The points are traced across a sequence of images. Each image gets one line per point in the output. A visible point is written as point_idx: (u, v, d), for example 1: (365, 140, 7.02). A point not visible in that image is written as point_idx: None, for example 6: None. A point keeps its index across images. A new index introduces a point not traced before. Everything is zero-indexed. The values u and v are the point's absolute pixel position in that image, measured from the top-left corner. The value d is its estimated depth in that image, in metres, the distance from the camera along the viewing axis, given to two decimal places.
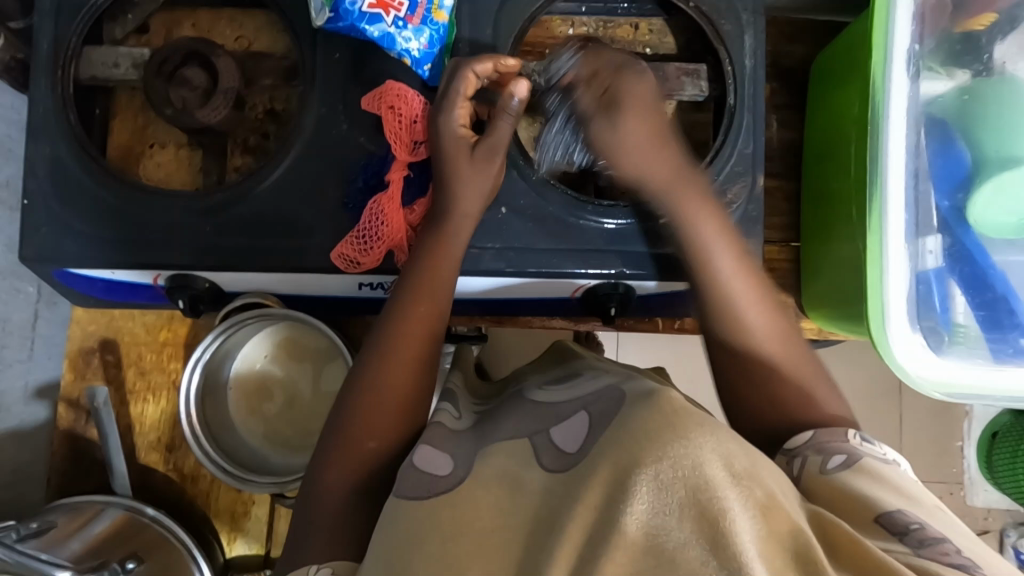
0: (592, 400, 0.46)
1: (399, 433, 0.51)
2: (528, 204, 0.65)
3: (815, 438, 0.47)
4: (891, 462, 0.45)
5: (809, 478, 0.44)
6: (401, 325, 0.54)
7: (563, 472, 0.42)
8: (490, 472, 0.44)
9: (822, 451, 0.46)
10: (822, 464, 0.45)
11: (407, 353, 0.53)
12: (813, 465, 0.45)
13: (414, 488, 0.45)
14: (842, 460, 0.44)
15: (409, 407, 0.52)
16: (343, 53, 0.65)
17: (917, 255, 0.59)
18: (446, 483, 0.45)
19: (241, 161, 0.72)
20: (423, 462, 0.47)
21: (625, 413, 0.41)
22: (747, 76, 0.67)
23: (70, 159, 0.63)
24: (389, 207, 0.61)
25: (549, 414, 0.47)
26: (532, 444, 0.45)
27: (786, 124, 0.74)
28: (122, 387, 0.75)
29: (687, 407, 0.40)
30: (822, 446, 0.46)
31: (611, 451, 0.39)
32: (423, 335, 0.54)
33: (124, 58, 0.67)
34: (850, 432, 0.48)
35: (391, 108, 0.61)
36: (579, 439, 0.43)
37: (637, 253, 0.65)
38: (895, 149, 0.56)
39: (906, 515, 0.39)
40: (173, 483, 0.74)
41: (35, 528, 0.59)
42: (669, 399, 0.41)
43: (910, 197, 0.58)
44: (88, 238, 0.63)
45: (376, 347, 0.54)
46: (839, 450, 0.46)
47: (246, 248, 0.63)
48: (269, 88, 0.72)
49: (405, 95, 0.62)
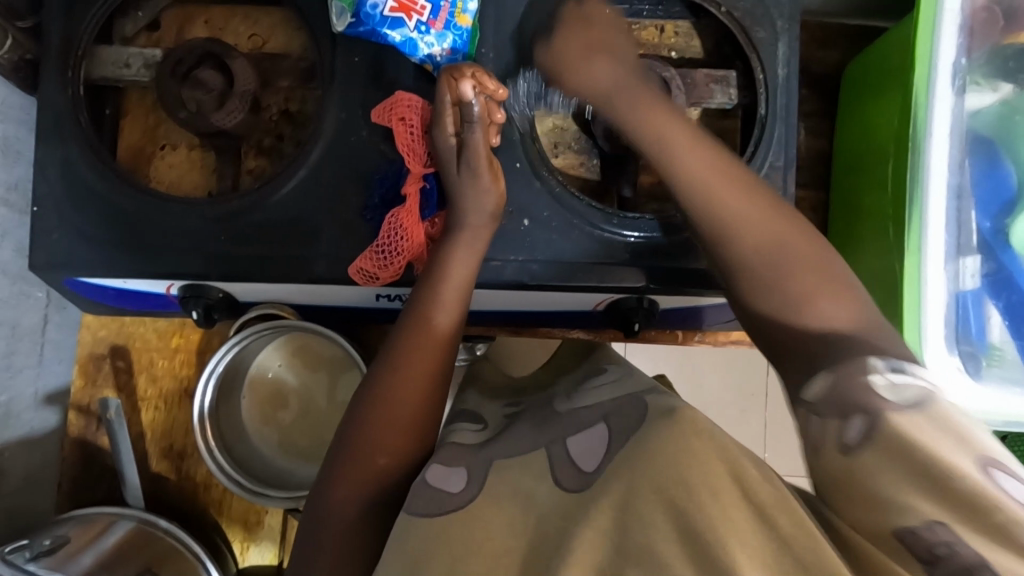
0: (612, 410, 0.44)
1: (414, 450, 0.50)
2: (551, 216, 0.63)
3: (835, 386, 0.38)
4: (920, 403, 0.34)
5: (828, 451, 0.36)
6: (406, 338, 0.52)
7: (581, 493, 0.41)
8: (504, 485, 0.43)
9: (844, 412, 0.36)
10: (840, 428, 0.36)
11: (422, 370, 0.51)
12: (830, 434, 0.36)
13: (424, 503, 0.42)
14: (863, 430, 0.34)
15: (422, 425, 0.50)
16: (363, 56, 0.63)
17: (957, 276, 0.58)
18: (458, 500, 0.43)
19: (255, 164, 0.70)
20: (434, 478, 0.44)
21: (642, 431, 0.40)
22: (779, 85, 0.65)
23: (82, 161, 0.61)
24: (410, 221, 0.59)
25: (565, 421, 0.45)
26: (549, 455, 0.44)
27: (815, 132, 0.72)
28: (133, 394, 0.74)
29: (709, 420, 0.40)
30: (840, 398, 0.37)
31: (630, 475, 0.38)
32: (442, 351, 0.52)
33: (136, 58, 0.65)
34: (873, 365, 0.38)
35: (402, 120, 0.60)
36: (598, 457, 0.42)
37: (665, 267, 0.62)
38: (936, 167, 0.56)
39: (935, 530, 0.30)
40: (186, 492, 0.73)
41: (49, 545, 0.59)
42: (688, 413, 0.40)
43: (951, 216, 0.57)
44: (100, 244, 0.61)
45: (388, 363, 0.52)
46: (859, 406, 0.36)
47: (262, 257, 0.61)
48: (284, 90, 0.70)
49: (416, 106, 0.60)
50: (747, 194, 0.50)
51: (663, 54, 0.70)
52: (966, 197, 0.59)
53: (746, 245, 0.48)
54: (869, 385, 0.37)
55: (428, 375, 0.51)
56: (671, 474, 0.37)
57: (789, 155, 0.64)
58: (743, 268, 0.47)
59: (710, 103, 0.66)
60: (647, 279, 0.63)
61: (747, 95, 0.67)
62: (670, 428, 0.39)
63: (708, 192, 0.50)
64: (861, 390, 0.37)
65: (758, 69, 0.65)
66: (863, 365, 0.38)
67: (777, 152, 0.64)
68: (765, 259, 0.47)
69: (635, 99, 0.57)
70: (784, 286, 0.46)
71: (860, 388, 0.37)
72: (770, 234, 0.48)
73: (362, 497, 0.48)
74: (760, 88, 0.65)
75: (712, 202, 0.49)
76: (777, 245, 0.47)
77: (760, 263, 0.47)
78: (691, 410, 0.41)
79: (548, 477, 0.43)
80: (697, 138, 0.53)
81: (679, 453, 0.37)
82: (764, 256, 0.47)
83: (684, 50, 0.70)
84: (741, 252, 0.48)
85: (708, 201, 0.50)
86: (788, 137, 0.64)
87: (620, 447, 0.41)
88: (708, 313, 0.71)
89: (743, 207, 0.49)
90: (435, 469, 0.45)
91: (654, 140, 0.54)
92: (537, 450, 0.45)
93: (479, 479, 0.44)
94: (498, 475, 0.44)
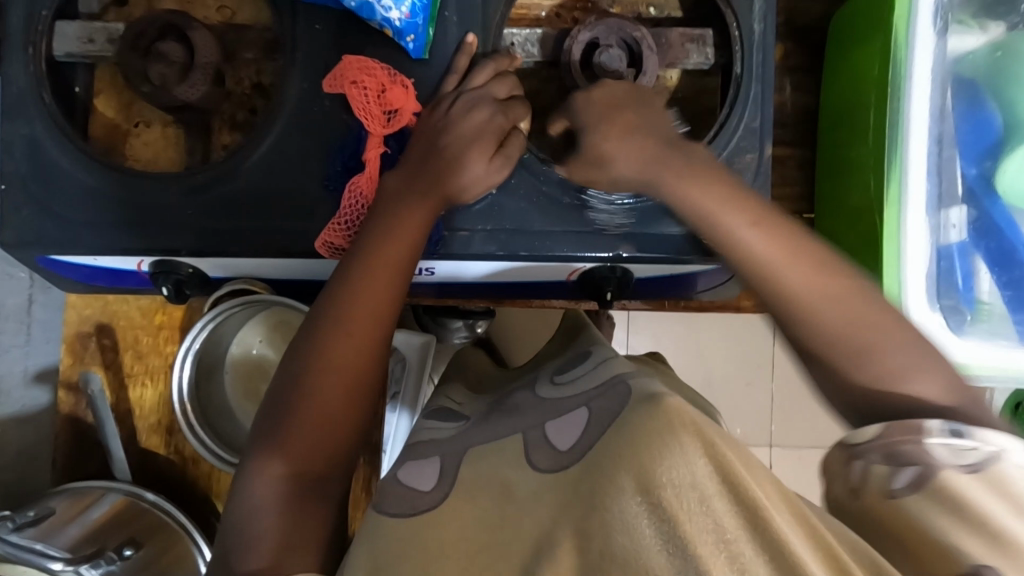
0: (594, 396, 0.43)
1: (355, 413, 0.52)
2: (520, 183, 0.61)
3: (885, 437, 0.40)
4: (991, 459, 0.36)
5: (871, 494, 0.37)
6: (358, 304, 0.52)
7: (554, 472, 0.40)
8: (475, 475, 0.44)
9: (891, 461, 0.38)
10: (887, 475, 0.38)
11: (359, 332, 0.52)
12: (876, 480, 0.38)
13: (397, 503, 0.44)
14: (914, 479, 0.36)
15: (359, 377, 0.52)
16: (325, 23, 0.61)
17: (939, 228, 0.57)
18: (426, 501, 0.43)
19: (229, 139, 0.69)
20: (406, 477, 0.46)
21: (623, 415, 0.38)
22: (756, 41, 0.62)
23: (49, 140, 0.62)
24: (369, 187, 0.59)
25: (551, 409, 0.46)
26: (525, 440, 0.44)
27: (801, 87, 0.69)
28: (120, 371, 0.75)
29: (693, 411, 0.36)
30: (893, 452, 0.39)
31: (605, 467, 0.36)
32: (372, 321, 0.53)
33: (100, 33, 0.64)
34: (929, 427, 0.39)
35: (354, 83, 0.59)
36: (573, 435, 0.41)
37: (636, 236, 0.61)
38: (917, 112, 0.54)
39: None
40: (175, 465, 0.75)
41: (33, 517, 0.60)
42: (673, 401, 0.37)
43: (933, 163, 0.56)
44: (71, 223, 0.61)
45: (326, 325, 0.52)
46: (915, 460, 0.37)
47: (230, 232, 0.61)
48: (252, 62, 0.69)
49: (366, 66, 0.59)
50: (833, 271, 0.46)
51: (640, 11, 0.67)
52: (947, 144, 0.57)
53: (820, 317, 0.46)
54: (925, 445, 0.38)
55: None
56: (641, 460, 0.34)
57: (766, 115, 0.62)
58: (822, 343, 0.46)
59: (685, 64, 0.64)
60: (618, 249, 0.61)
61: (724, 54, 0.65)
62: (650, 410, 0.37)
63: (772, 268, 0.46)
64: (911, 448, 0.38)
65: (734, 25, 0.62)
66: (921, 428, 0.39)
67: (754, 111, 0.62)
68: (834, 342, 0.46)
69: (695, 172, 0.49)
70: (872, 363, 0.45)
71: (915, 448, 0.38)
72: (841, 305, 0.46)
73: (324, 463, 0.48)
74: (735, 46, 0.62)
75: (791, 278, 0.46)
76: (849, 323, 0.45)
77: (840, 342, 0.45)
78: (671, 395, 0.38)
79: (524, 463, 0.42)
80: (763, 215, 0.48)
81: (652, 441, 0.35)
82: (836, 338, 0.46)
83: (662, 6, 0.67)
84: (821, 332, 0.46)
85: (781, 276, 0.46)
86: (765, 95, 0.62)
87: (599, 435, 0.39)
88: (690, 282, 0.69)
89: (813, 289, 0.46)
90: (408, 469, 0.48)
91: (713, 216, 0.48)
92: (512, 436, 0.45)
93: (450, 477, 0.45)
94: (470, 466, 0.45)
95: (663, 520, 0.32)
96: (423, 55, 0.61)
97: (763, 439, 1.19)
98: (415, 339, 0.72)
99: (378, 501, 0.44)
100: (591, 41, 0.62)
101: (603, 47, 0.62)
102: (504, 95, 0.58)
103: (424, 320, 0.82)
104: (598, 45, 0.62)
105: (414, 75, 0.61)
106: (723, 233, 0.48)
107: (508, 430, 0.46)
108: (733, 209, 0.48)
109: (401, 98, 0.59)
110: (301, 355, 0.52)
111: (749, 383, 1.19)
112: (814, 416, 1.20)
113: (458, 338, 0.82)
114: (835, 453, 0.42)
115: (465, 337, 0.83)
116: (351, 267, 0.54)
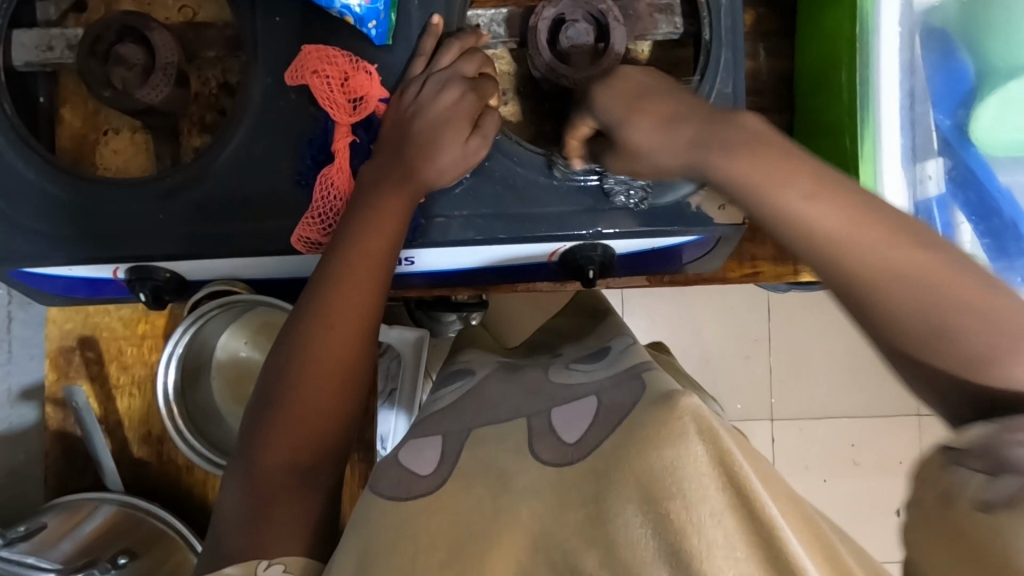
0: (608, 387, 0.43)
1: (346, 406, 0.51)
2: (495, 166, 0.61)
3: (988, 438, 0.35)
4: None
5: (964, 504, 0.33)
6: (339, 293, 0.52)
7: (559, 464, 0.40)
8: (475, 461, 0.44)
9: (994, 468, 0.33)
10: (986, 484, 0.33)
11: (346, 321, 0.52)
12: (974, 486, 0.33)
13: (392, 487, 0.44)
14: (1018, 492, 0.31)
15: (346, 370, 0.51)
16: (284, 15, 0.60)
17: (917, 182, 0.57)
18: (424, 486, 0.44)
19: (199, 141, 0.68)
20: (407, 459, 0.47)
21: (633, 415, 0.37)
22: (722, 7, 0.61)
23: (14, 152, 0.61)
24: (340, 178, 0.58)
25: (554, 396, 0.46)
26: (530, 428, 0.44)
27: (773, 52, 0.69)
28: (106, 383, 0.74)
29: (711, 412, 0.35)
30: (996, 452, 0.34)
31: (612, 467, 0.36)
32: (357, 313, 0.52)
33: (58, 40, 0.63)
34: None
35: (316, 73, 0.58)
36: (580, 429, 0.41)
37: (613, 212, 0.60)
38: (887, 66, 0.55)
39: None
40: (168, 474, 0.74)
41: (24, 532, 0.59)
42: (684, 400, 0.35)
43: (906, 118, 0.56)
44: (42, 234, 0.60)
45: (312, 318, 0.52)
46: (1017, 465, 0.33)
47: (204, 234, 0.60)
48: (216, 61, 0.68)
49: (327, 55, 0.58)
50: (908, 244, 0.37)
51: None
52: (920, 98, 0.57)
53: (897, 300, 0.37)
54: None
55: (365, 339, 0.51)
56: (645, 463, 0.33)
57: (737, 81, 0.61)
58: (906, 335, 0.37)
59: (654, 35, 0.63)
60: (597, 226, 0.60)
61: (692, 23, 0.64)
62: (662, 415, 0.35)
63: (836, 244, 0.37)
64: (1019, 450, 0.33)
65: None
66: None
67: (725, 78, 0.61)
68: (928, 331, 0.37)
69: (726, 138, 0.40)
70: (960, 347, 0.37)
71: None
72: (921, 288, 0.36)
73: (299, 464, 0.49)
74: (702, 13, 0.61)
75: (863, 259, 0.37)
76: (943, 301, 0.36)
77: (923, 331, 0.37)
78: (692, 396, 0.36)
79: (528, 454, 0.42)
80: (818, 180, 0.38)
81: (657, 446, 0.33)
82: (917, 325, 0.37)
83: None
84: (901, 316, 0.37)
85: (850, 258, 0.37)
86: (735, 60, 0.61)
87: (606, 433, 0.38)
88: (674, 255, 0.69)
89: (896, 253, 0.36)
90: (409, 450, 0.48)
91: (763, 192, 0.38)
92: (519, 420, 0.46)
93: (450, 460, 0.45)
94: (470, 452, 0.45)
95: (665, 529, 0.31)
96: (387, 41, 0.60)
97: (763, 413, 1.20)
98: (408, 335, 0.71)
99: (375, 482, 0.46)
100: (556, 17, 0.61)
101: (569, 22, 0.61)
102: (471, 72, 0.58)
103: (417, 316, 0.82)
104: (564, 21, 0.61)
105: (380, 62, 0.60)
106: (770, 208, 0.38)
107: (514, 414, 0.47)
108: (785, 178, 0.38)
109: (365, 84, 0.58)
110: (285, 350, 0.52)
111: (746, 358, 1.19)
112: (812, 386, 1.20)
113: (452, 331, 0.82)
114: (936, 456, 0.37)
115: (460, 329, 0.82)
116: (332, 260, 0.53)
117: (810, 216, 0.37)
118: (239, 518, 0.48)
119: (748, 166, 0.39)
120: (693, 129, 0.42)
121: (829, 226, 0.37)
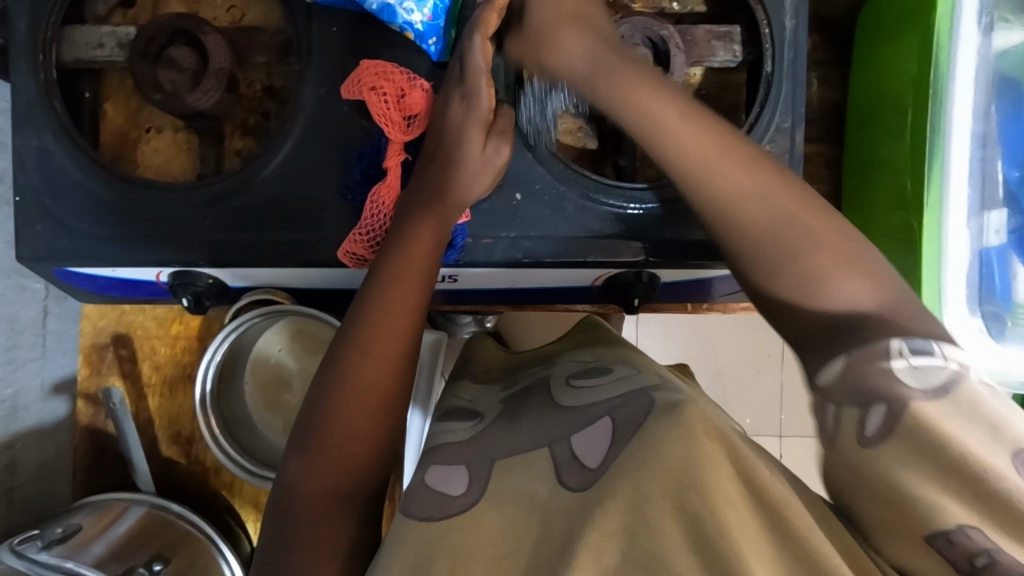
0: (618, 404, 0.43)
1: (390, 430, 0.51)
2: (543, 188, 0.60)
3: (858, 375, 0.36)
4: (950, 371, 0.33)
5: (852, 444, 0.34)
6: (387, 312, 0.52)
7: (586, 489, 0.39)
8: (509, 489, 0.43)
9: (867, 401, 0.34)
10: (863, 420, 0.34)
11: (392, 343, 0.51)
12: (850, 425, 0.35)
13: (424, 507, 0.43)
14: (882, 419, 0.33)
15: (389, 391, 0.51)
16: (341, 25, 0.60)
17: (981, 232, 0.58)
18: (458, 505, 0.42)
19: (242, 144, 0.67)
20: (435, 480, 0.45)
21: (647, 425, 0.39)
22: (786, 39, 0.60)
23: (60, 150, 0.60)
24: (390, 195, 0.57)
25: (569, 418, 0.45)
26: (553, 455, 0.43)
27: (827, 82, 0.68)
28: (138, 381, 0.74)
29: (716, 421, 0.38)
30: (872, 388, 0.34)
31: (635, 472, 0.37)
32: (405, 331, 0.52)
33: (108, 38, 0.62)
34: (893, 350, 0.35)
35: (372, 89, 0.57)
36: (601, 451, 0.41)
37: (663, 240, 0.60)
38: (960, 114, 0.55)
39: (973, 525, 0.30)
40: (196, 475, 0.74)
41: (61, 534, 0.60)
42: (693, 410, 0.38)
43: (975, 166, 0.57)
44: (88, 234, 0.60)
45: (358, 336, 0.51)
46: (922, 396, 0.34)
47: (248, 243, 0.60)
48: (265, 65, 0.67)
49: (385, 72, 0.57)
50: (834, 228, 0.43)
51: (664, 6, 0.65)
52: (991, 145, 0.57)
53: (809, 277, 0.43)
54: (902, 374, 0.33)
55: (399, 360, 0.51)
56: (677, 470, 0.36)
57: (797, 113, 0.60)
58: (815, 302, 0.43)
59: (712, 61, 0.62)
60: (645, 255, 0.60)
61: (751, 51, 0.63)
62: (677, 422, 0.37)
63: (765, 228, 0.44)
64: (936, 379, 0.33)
65: (763, 22, 0.60)
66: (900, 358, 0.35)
67: (784, 112, 0.60)
68: (850, 288, 0.41)
69: (679, 120, 0.48)
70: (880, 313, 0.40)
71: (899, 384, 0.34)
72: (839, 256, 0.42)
73: (337, 487, 0.48)
74: (765, 44, 0.60)
75: (768, 230, 0.44)
76: (870, 276, 0.41)
77: (842, 290, 0.41)
78: (695, 403, 0.39)
79: (557, 484, 0.41)
80: (756, 164, 0.46)
81: (680, 452, 0.36)
82: (851, 289, 0.41)
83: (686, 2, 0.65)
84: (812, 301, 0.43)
85: (774, 237, 0.44)
86: (795, 94, 0.60)
87: (626, 447, 0.39)
88: (712, 286, 0.69)
89: (802, 235, 0.44)
90: (435, 472, 0.46)
91: (700, 167, 0.46)
92: (538, 448, 0.44)
93: (481, 482, 0.44)
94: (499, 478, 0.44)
95: (699, 530, 0.34)
96: (444, 57, 0.59)
97: (773, 429, 1.19)
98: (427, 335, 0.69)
99: (405, 505, 0.43)
100: None
101: (628, 47, 0.59)
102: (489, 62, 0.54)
103: (434, 316, 0.82)
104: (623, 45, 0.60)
105: (433, 78, 0.60)
106: (689, 176, 0.47)
107: (534, 441, 0.45)
108: (683, 143, 0.47)
109: (421, 102, 0.58)
110: (331, 368, 0.52)
111: (758, 373, 1.19)
112: None
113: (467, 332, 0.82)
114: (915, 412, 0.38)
115: (473, 330, 0.82)
116: (379, 280, 0.53)
117: (688, 139, 0.47)
118: (277, 537, 0.48)
119: (636, 118, 0.49)
120: (643, 106, 0.49)
121: (713, 189, 0.46)
